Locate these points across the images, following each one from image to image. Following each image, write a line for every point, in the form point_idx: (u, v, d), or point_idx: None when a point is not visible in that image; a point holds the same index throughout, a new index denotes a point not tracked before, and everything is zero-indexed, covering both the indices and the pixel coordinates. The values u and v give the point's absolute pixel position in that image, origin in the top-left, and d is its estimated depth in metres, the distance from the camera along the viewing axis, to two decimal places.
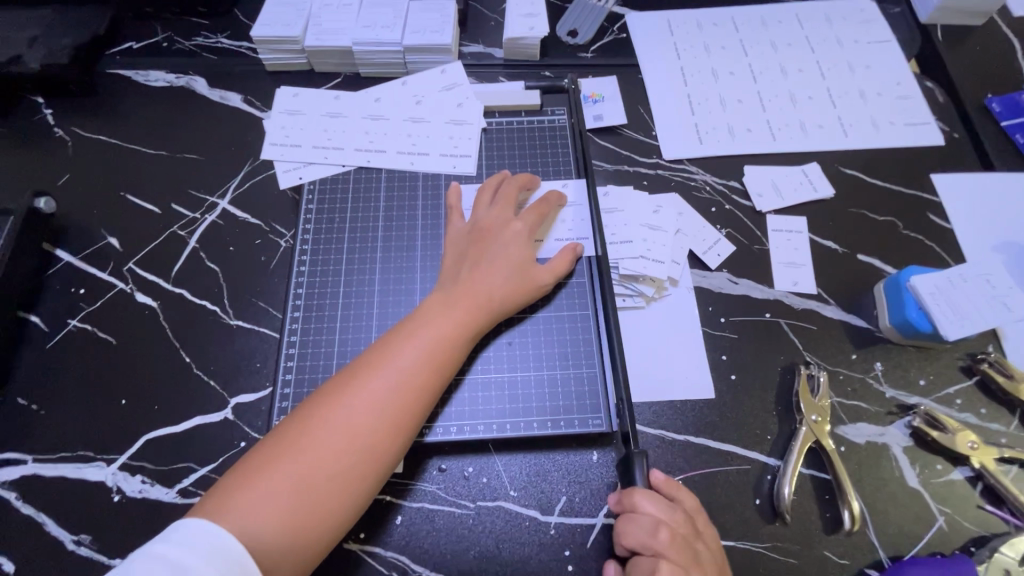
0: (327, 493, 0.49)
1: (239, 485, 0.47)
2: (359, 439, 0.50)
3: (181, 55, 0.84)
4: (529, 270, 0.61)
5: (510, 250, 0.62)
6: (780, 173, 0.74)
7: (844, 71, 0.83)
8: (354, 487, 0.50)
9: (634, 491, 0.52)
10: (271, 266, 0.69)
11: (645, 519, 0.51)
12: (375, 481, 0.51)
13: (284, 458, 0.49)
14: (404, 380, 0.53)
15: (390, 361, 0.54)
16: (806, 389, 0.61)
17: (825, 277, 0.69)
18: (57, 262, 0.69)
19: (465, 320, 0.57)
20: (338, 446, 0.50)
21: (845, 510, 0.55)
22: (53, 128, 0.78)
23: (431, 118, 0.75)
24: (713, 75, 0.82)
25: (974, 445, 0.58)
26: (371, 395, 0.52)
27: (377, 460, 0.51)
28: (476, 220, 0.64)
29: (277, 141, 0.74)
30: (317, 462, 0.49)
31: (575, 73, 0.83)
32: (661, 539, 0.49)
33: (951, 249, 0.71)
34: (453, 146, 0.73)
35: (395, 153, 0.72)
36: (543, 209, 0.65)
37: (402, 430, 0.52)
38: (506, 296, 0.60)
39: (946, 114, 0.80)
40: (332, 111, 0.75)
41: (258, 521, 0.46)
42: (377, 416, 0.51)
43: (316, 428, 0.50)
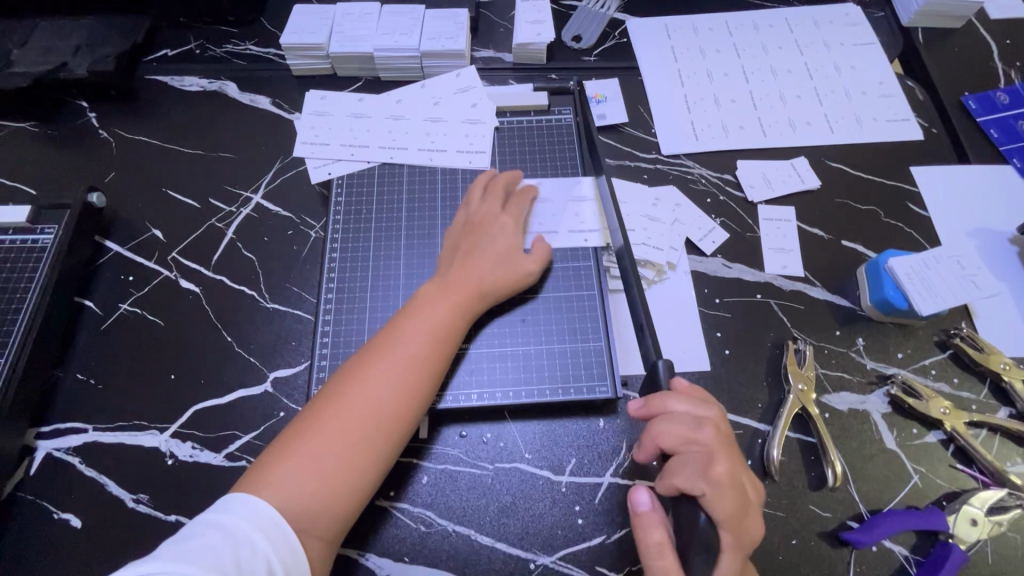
0: (352, 463, 0.54)
1: (270, 463, 0.53)
2: (374, 413, 0.56)
3: (213, 62, 0.90)
4: (518, 257, 0.67)
5: (498, 240, 0.67)
6: (770, 166, 0.80)
7: (830, 71, 0.89)
8: (374, 457, 0.56)
9: (664, 394, 0.52)
10: (303, 254, 0.75)
11: (684, 416, 0.50)
12: (392, 450, 0.57)
13: (308, 437, 0.54)
14: (407, 360, 0.59)
15: (393, 345, 0.59)
16: (793, 361, 0.67)
17: (812, 261, 0.75)
18: (108, 252, 0.76)
19: (459, 304, 0.63)
20: (356, 422, 0.56)
21: (828, 469, 0.61)
22: (98, 130, 0.84)
23: (447, 117, 0.81)
24: (707, 76, 0.89)
25: (946, 410, 0.64)
26: (378, 376, 0.58)
27: (391, 431, 0.57)
28: (468, 213, 0.70)
29: (308, 140, 0.80)
30: (341, 439, 0.55)
31: (580, 76, 0.89)
32: (706, 433, 0.49)
33: (929, 235, 0.77)
34: (468, 143, 0.79)
35: (416, 150, 0.79)
36: (522, 199, 0.72)
37: (410, 403, 0.58)
38: (498, 281, 0.65)
39: (925, 111, 0.86)
40: (357, 112, 0.81)
41: (293, 492, 0.51)
42: (386, 392, 0.57)
43: (333, 409, 0.56)
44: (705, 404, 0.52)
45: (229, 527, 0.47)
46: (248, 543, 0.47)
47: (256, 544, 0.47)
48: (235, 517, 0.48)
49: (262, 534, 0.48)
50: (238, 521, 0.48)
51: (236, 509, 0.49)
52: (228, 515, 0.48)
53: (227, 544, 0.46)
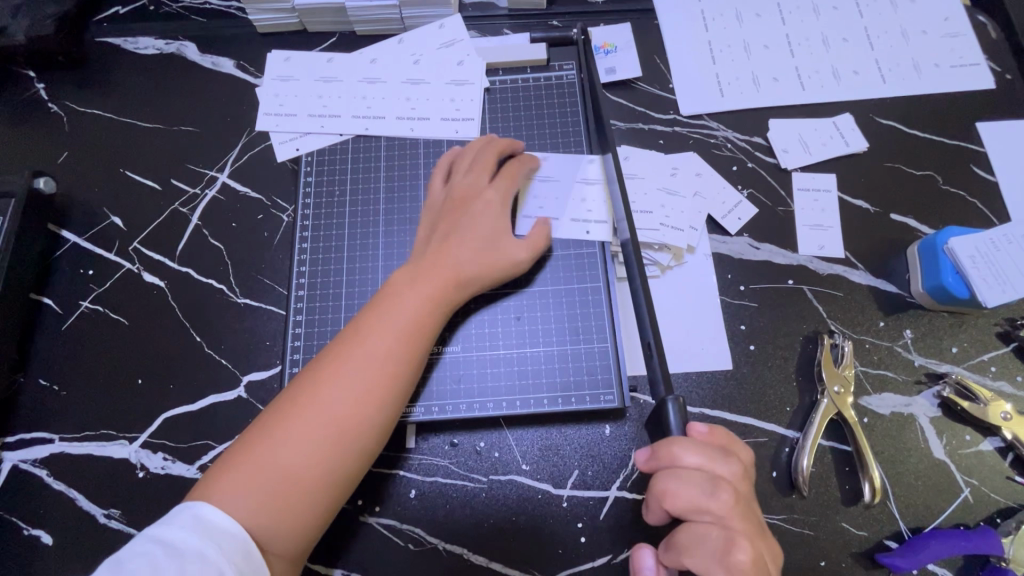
0: (318, 472, 0.47)
1: (215, 475, 0.46)
2: (333, 420, 0.48)
3: (169, 19, 0.80)
4: (508, 240, 0.58)
5: (484, 221, 0.58)
6: (809, 126, 0.69)
7: (884, 7, 0.75)
8: (334, 468, 0.48)
9: (675, 442, 0.45)
10: (274, 242, 0.67)
11: (698, 478, 0.44)
12: (356, 459, 0.49)
13: (256, 446, 0.47)
14: (372, 357, 0.50)
15: (357, 340, 0.51)
16: (829, 359, 0.58)
17: (854, 239, 0.64)
18: (64, 242, 0.69)
19: (435, 291, 0.54)
20: (323, 424, 0.48)
21: (865, 483, 0.54)
22: (46, 103, 0.76)
23: (430, 78, 0.71)
24: (736, 18, 0.75)
25: (1008, 415, 0.56)
26: (339, 375, 0.49)
27: (354, 440, 0.49)
28: (451, 188, 0.61)
29: (271, 110, 0.71)
30: (306, 442, 0.47)
31: (585, 22, 0.76)
32: (723, 502, 0.43)
33: (995, 206, 0.65)
34: (455, 109, 0.69)
35: (394, 119, 0.69)
36: (517, 172, 0.62)
37: (376, 407, 0.50)
38: (482, 266, 0.57)
39: (999, 53, 0.73)
40: (326, 75, 0.72)
41: (242, 509, 0.44)
42: (347, 394, 0.49)
43: (287, 414, 0.48)
44: (724, 457, 0.45)
45: (173, 542, 0.41)
46: (193, 555, 0.40)
47: (210, 558, 0.41)
48: (187, 533, 0.42)
49: (213, 541, 0.42)
50: (182, 533, 0.41)
51: (180, 522, 0.42)
52: (170, 528, 0.42)
53: (172, 561, 0.40)
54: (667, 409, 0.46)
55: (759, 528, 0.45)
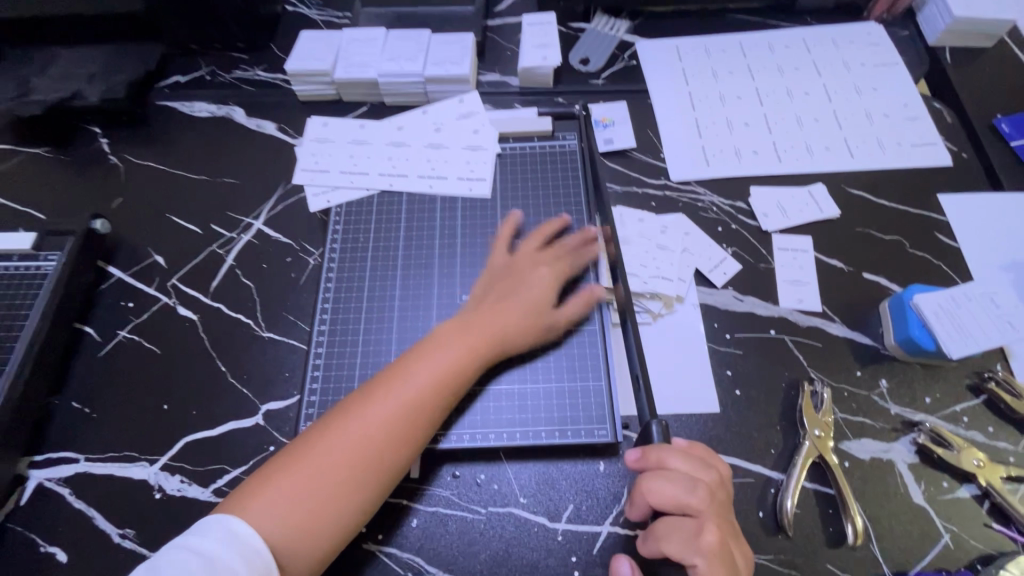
0: (339, 501, 0.51)
1: (249, 493, 0.50)
2: (366, 457, 0.53)
3: (223, 88, 0.92)
4: (546, 311, 0.64)
5: (531, 289, 0.65)
6: (786, 193, 0.77)
7: (850, 93, 0.85)
8: (355, 499, 0.52)
9: (665, 448, 0.51)
10: (300, 282, 0.74)
11: (682, 477, 0.49)
12: (377, 493, 0.53)
13: (289, 471, 0.51)
14: (410, 400, 0.55)
15: (399, 381, 0.56)
16: (809, 405, 0.63)
17: (830, 295, 0.70)
18: (110, 277, 0.76)
19: (475, 345, 0.60)
20: (353, 457, 0.52)
21: (848, 525, 0.57)
22: (107, 155, 0.86)
23: (450, 143, 0.80)
24: (720, 99, 0.86)
25: (980, 462, 0.59)
26: (377, 411, 0.54)
27: (379, 475, 0.53)
28: (513, 258, 0.68)
29: (308, 166, 0.80)
30: (334, 469, 0.51)
31: (586, 99, 0.87)
32: (701, 499, 0.49)
33: (959, 268, 0.72)
34: (470, 170, 0.78)
35: (416, 178, 0.78)
36: (581, 256, 0.69)
37: (404, 450, 0.54)
38: (524, 330, 0.63)
39: (954, 135, 0.82)
40: (357, 138, 0.82)
41: (270, 525, 0.48)
42: (381, 429, 0.54)
43: (323, 439, 0.53)
44: (703, 465, 0.51)
45: (207, 554, 0.45)
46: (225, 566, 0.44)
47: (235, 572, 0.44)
48: (219, 547, 0.45)
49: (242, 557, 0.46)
50: (215, 546, 0.45)
51: (213, 537, 0.46)
52: (204, 541, 0.45)
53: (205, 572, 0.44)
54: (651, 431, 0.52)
55: (733, 529, 0.50)
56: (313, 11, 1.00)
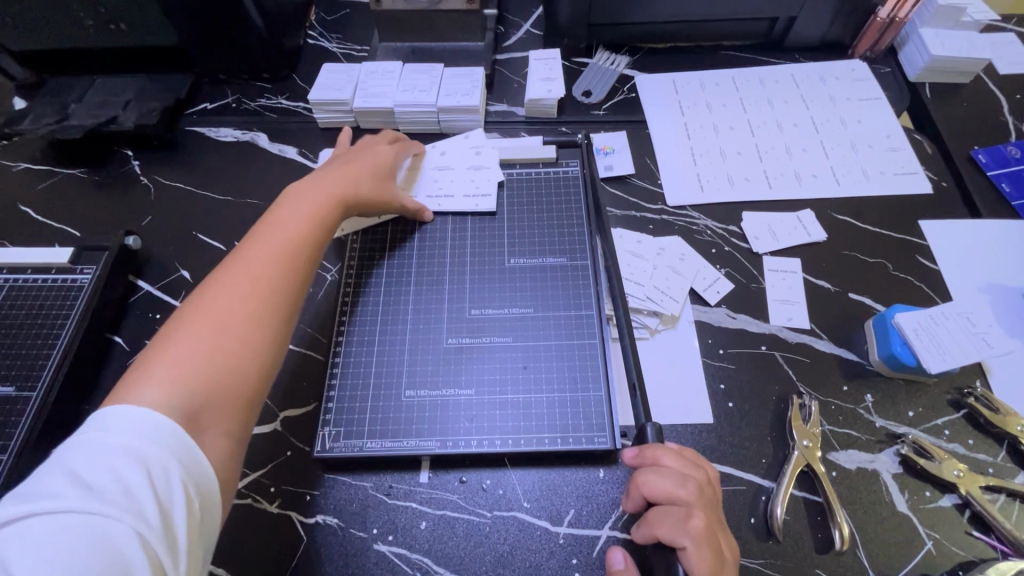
0: (234, 346, 0.54)
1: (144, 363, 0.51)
2: (251, 304, 0.57)
3: (248, 115, 0.98)
4: (378, 188, 0.75)
5: (323, 183, 0.72)
6: (776, 218, 0.81)
7: (836, 125, 0.91)
8: (259, 337, 0.56)
9: (658, 447, 0.55)
10: (318, 297, 0.79)
11: (673, 472, 0.53)
12: (279, 336, 0.58)
13: (180, 334, 0.53)
14: (291, 238, 0.64)
15: (249, 255, 0.61)
16: (798, 416, 0.66)
17: (817, 314, 0.74)
18: (139, 291, 0.81)
19: (316, 221, 0.67)
20: (241, 304, 0.57)
21: (835, 531, 0.60)
22: (139, 176, 0.91)
23: (456, 165, 0.85)
24: (714, 130, 0.91)
25: (960, 472, 0.62)
26: (259, 258, 0.60)
27: (272, 324, 0.58)
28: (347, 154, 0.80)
29: None
30: (223, 321, 0.55)
31: (588, 128, 0.93)
32: (690, 491, 0.52)
33: (940, 290, 0.76)
34: (475, 187, 0.83)
35: (425, 197, 0.82)
36: (404, 149, 0.83)
37: (287, 296, 0.60)
38: (372, 180, 0.75)
39: (934, 165, 0.87)
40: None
41: (177, 375, 0.50)
42: (271, 264, 0.60)
43: (211, 294, 0.57)
44: (693, 463, 0.55)
45: (126, 449, 0.43)
46: (150, 459, 0.43)
47: (162, 462, 0.43)
48: (133, 437, 0.43)
49: (164, 448, 0.44)
50: (126, 437, 0.43)
51: (121, 426, 0.44)
52: (112, 432, 0.43)
53: (129, 466, 0.42)
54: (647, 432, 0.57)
55: (721, 525, 0.53)
56: (333, 45, 1.07)
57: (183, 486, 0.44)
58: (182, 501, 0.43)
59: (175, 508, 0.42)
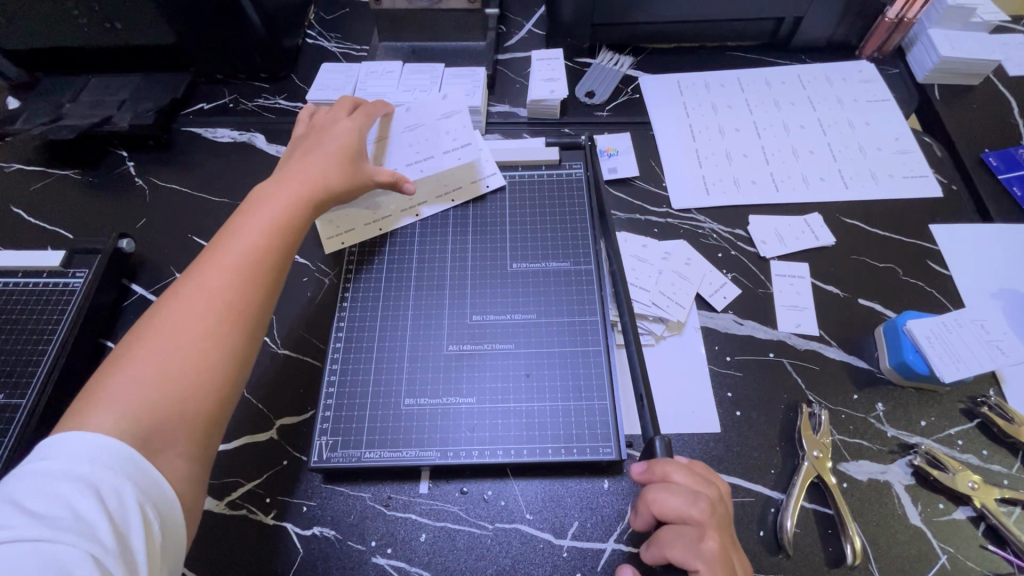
0: (193, 350, 0.51)
1: (103, 377, 0.48)
2: (212, 306, 0.54)
3: (245, 115, 0.96)
4: (354, 167, 0.71)
5: (291, 169, 0.68)
6: (783, 222, 0.80)
7: (844, 127, 0.89)
8: (219, 352, 0.52)
9: (668, 463, 0.53)
10: (316, 302, 0.77)
11: (683, 489, 0.51)
12: (243, 343, 0.54)
13: (137, 344, 0.50)
14: (256, 229, 0.60)
15: (213, 250, 0.58)
16: (807, 426, 0.64)
17: (826, 320, 0.73)
18: (132, 295, 0.79)
19: (284, 206, 0.63)
20: (201, 306, 0.53)
21: (847, 545, 0.58)
22: (134, 178, 0.90)
23: (425, 121, 0.82)
24: (719, 131, 0.90)
25: (975, 484, 0.61)
26: (225, 253, 0.57)
27: (237, 322, 0.54)
28: (311, 129, 0.75)
29: None
30: (182, 326, 0.52)
31: (592, 130, 0.91)
32: (702, 510, 0.50)
33: (951, 295, 0.74)
34: (453, 140, 0.81)
35: (404, 165, 0.78)
36: (371, 113, 0.78)
37: (252, 290, 0.56)
38: (342, 167, 0.69)
39: (944, 168, 0.86)
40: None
41: (132, 389, 0.47)
42: (231, 270, 0.56)
43: (166, 309, 0.53)
44: (703, 479, 0.53)
45: (77, 473, 0.41)
46: (103, 483, 0.41)
47: (117, 485, 0.42)
48: (83, 461, 0.42)
49: (119, 471, 0.43)
50: (78, 462, 0.42)
51: (69, 451, 0.42)
52: (62, 459, 0.42)
53: (82, 491, 0.40)
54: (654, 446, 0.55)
55: (733, 543, 0.51)
56: (332, 44, 1.05)
57: (141, 508, 0.42)
58: (139, 523, 0.41)
59: (132, 531, 0.41)
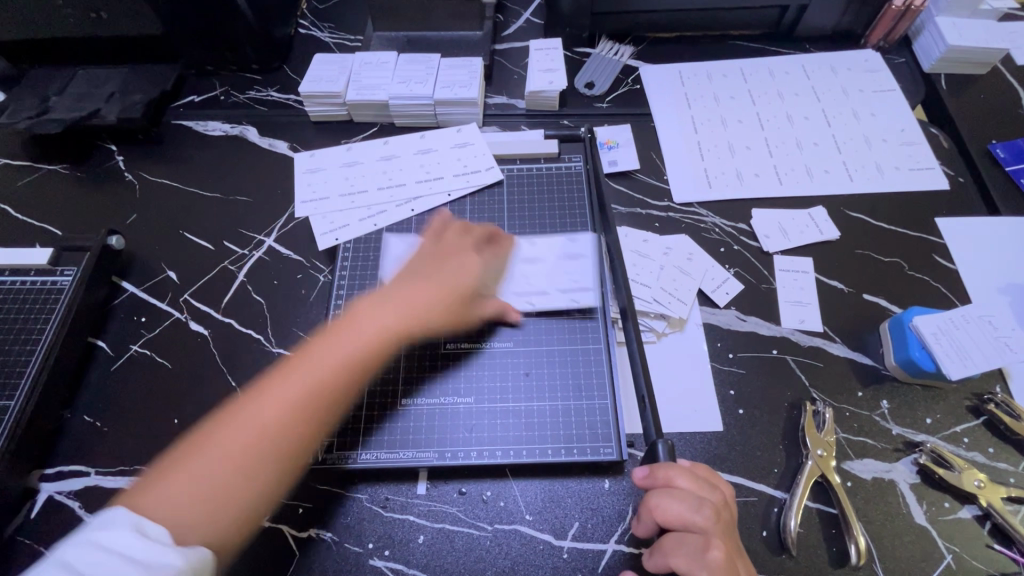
0: (235, 464, 0.52)
1: (157, 477, 0.51)
2: (261, 431, 0.54)
3: (237, 108, 0.94)
4: (450, 301, 0.66)
5: (367, 312, 0.64)
6: (787, 215, 0.78)
7: (849, 118, 0.87)
8: (262, 481, 0.54)
9: (671, 467, 0.52)
10: (311, 299, 0.75)
11: (687, 495, 0.50)
12: (272, 479, 0.54)
13: (193, 453, 0.53)
14: (295, 407, 0.56)
15: (297, 364, 0.60)
16: (811, 424, 0.63)
17: (830, 316, 0.71)
18: (123, 293, 0.77)
19: (324, 378, 0.58)
20: (250, 431, 0.54)
21: (851, 545, 0.57)
22: (123, 172, 0.88)
23: (438, 147, 0.84)
24: (721, 123, 0.88)
25: (981, 483, 0.60)
26: (288, 388, 0.57)
27: (275, 462, 0.54)
28: (440, 244, 0.71)
29: (307, 197, 0.82)
30: (231, 440, 0.54)
31: (592, 122, 0.89)
32: (706, 517, 0.49)
33: (957, 290, 0.73)
34: (463, 166, 0.82)
35: (414, 184, 0.81)
36: (498, 250, 0.72)
37: (297, 434, 0.56)
38: (432, 317, 0.65)
39: (950, 159, 0.84)
40: (347, 160, 0.84)
41: (180, 492, 0.50)
42: (287, 425, 0.56)
43: (244, 411, 0.56)
44: (707, 485, 0.52)
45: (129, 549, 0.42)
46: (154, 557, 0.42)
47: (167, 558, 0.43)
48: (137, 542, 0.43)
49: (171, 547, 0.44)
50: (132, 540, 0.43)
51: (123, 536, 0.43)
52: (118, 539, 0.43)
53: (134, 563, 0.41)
54: (658, 449, 0.53)
55: (738, 550, 0.50)
56: (326, 34, 1.03)
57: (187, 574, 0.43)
58: None
59: None
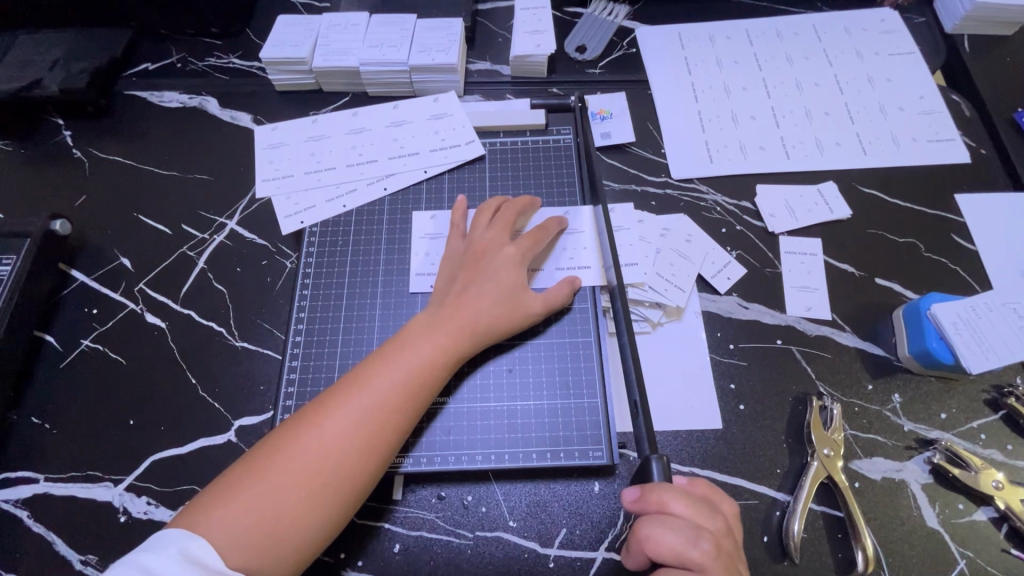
0: (297, 502, 0.47)
1: (208, 508, 0.46)
2: (328, 462, 0.48)
3: (194, 76, 0.86)
4: (514, 305, 0.59)
5: (423, 320, 0.58)
6: (794, 192, 0.72)
7: (863, 84, 0.80)
8: (323, 512, 0.48)
9: (665, 491, 0.46)
10: (276, 288, 0.69)
11: (682, 524, 0.45)
12: (342, 512, 0.49)
13: (247, 482, 0.47)
14: (366, 438, 0.50)
15: (355, 385, 0.52)
16: (818, 422, 0.59)
17: (840, 302, 0.66)
18: (72, 282, 0.71)
19: (401, 401, 0.52)
20: (315, 459, 0.48)
21: (858, 552, 0.53)
22: (71, 149, 0.80)
23: (412, 119, 0.77)
24: (725, 91, 0.81)
25: (999, 484, 0.55)
26: (351, 409, 0.51)
27: (344, 493, 0.49)
28: (471, 241, 0.64)
29: (269, 176, 0.75)
30: (294, 470, 0.48)
31: (583, 89, 0.82)
32: (704, 551, 0.44)
33: (976, 273, 0.68)
34: (440, 139, 0.75)
35: (387, 160, 0.74)
36: (541, 235, 0.64)
37: (369, 460, 0.50)
38: (497, 320, 0.59)
39: (972, 130, 0.77)
40: (314, 135, 0.77)
41: (235, 533, 0.45)
42: (344, 446, 0.49)
43: (309, 434, 0.49)
44: (706, 509, 0.47)
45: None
46: None
47: None
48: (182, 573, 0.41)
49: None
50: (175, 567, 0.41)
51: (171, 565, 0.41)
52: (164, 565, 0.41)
53: None
54: (651, 467, 0.47)
55: None
56: None
57: None
58: None
59: None
